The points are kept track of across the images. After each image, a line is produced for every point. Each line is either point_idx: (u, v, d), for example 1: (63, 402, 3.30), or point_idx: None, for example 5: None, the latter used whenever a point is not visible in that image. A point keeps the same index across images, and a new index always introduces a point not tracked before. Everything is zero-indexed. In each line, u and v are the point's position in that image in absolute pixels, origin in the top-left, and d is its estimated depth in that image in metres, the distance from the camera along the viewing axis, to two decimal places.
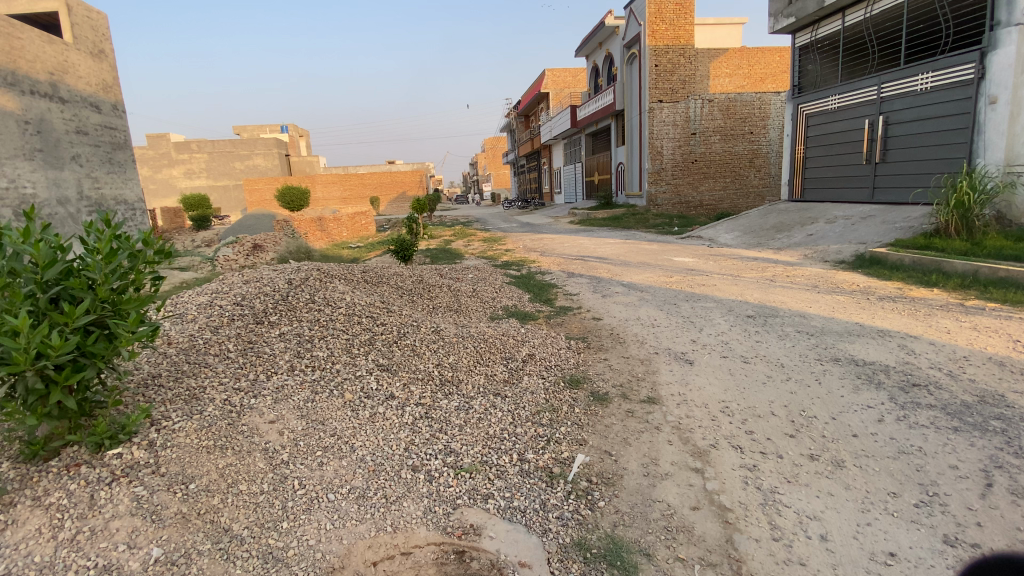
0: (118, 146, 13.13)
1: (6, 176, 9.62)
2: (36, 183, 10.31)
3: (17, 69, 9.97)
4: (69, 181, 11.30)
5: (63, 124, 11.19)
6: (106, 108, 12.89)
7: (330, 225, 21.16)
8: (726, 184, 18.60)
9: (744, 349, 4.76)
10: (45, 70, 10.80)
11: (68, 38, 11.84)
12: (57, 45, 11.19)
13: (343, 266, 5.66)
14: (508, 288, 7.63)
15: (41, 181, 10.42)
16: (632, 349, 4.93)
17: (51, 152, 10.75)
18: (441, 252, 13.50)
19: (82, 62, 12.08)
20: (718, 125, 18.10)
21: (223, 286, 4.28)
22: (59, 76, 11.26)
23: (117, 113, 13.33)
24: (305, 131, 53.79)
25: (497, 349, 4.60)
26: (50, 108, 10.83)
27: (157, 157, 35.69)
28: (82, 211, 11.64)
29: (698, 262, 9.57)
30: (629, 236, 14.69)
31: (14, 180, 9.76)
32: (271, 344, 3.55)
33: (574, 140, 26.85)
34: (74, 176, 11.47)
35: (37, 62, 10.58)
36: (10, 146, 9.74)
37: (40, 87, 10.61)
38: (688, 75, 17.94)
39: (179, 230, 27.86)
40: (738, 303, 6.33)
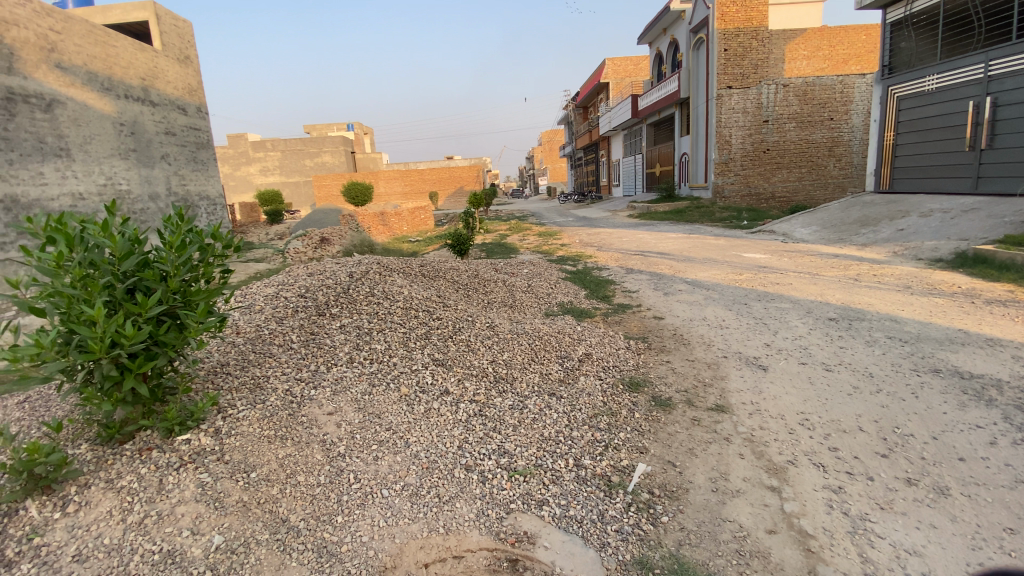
0: (201, 146, 14.11)
1: (106, 174, 10.56)
2: (131, 180, 11.27)
3: (111, 74, 10.90)
4: (159, 178, 12.27)
5: (153, 125, 12.16)
6: (192, 110, 13.88)
7: (390, 219, 21.78)
8: (802, 175, 17.37)
9: (824, 355, 4.35)
10: (136, 75, 11.75)
11: (158, 46, 12.82)
12: (148, 52, 12.13)
13: (401, 260, 5.74)
14: (565, 284, 7.47)
15: (135, 179, 11.37)
16: (697, 352, 4.65)
17: (142, 151, 11.71)
18: (496, 246, 13.51)
19: (170, 68, 13.05)
20: (794, 112, 16.95)
21: (289, 278, 4.42)
22: (150, 81, 12.22)
23: (200, 115, 14.32)
24: (369, 129, 55.79)
25: (553, 348, 4.46)
26: (142, 111, 11.80)
27: (237, 156, 38.25)
28: (170, 206, 12.61)
29: (769, 259, 8.95)
30: (692, 230, 14.03)
31: (112, 178, 10.70)
32: (332, 336, 3.60)
33: (635, 131, 26.05)
34: (164, 174, 12.45)
35: (130, 68, 11.52)
36: (108, 146, 10.69)
37: (133, 91, 11.56)
38: (761, 59, 16.85)
39: (255, 224, 29.74)
40: (815, 304, 5.84)
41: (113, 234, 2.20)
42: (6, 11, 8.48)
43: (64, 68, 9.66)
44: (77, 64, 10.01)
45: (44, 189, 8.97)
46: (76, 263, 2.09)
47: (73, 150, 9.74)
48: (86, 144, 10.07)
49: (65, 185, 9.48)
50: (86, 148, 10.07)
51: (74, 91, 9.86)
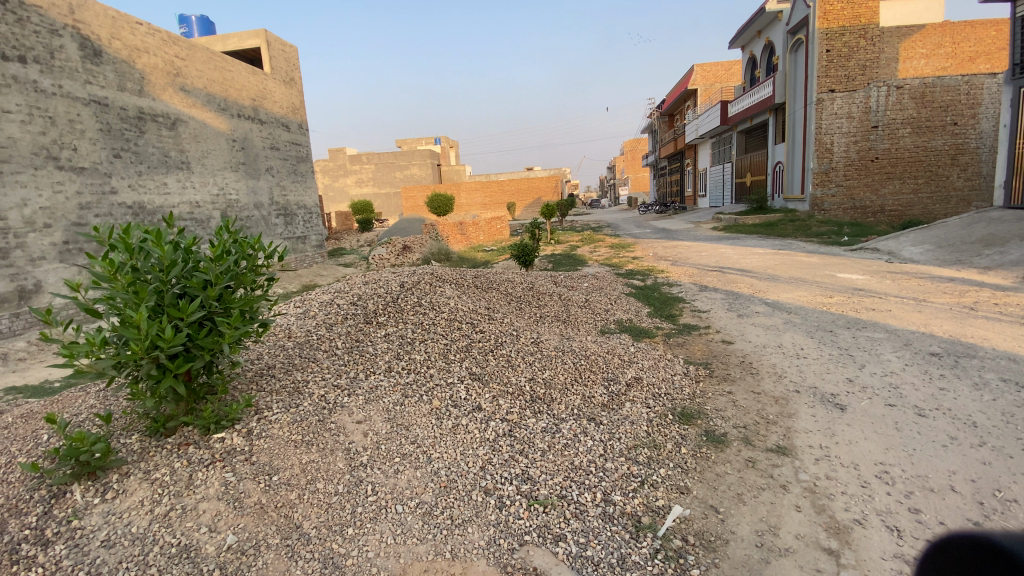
0: (301, 159, 15.36)
1: (219, 185, 11.78)
2: (240, 190, 12.48)
3: (227, 96, 12.17)
4: (263, 189, 13.47)
5: (261, 141, 13.43)
6: (294, 127, 15.19)
7: (468, 229, 22.34)
8: (918, 186, 15.44)
9: (918, 397, 3.75)
10: (248, 96, 13.05)
11: (268, 69, 14.20)
12: (258, 75, 13.45)
13: (456, 271, 5.80)
14: (628, 300, 7.17)
15: (243, 189, 12.58)
16: (764, 384, 4.20)
17: (250, 163, 12.93)
18: (566, 259, 13.34)
19: (277, 88, 14.39)
20: (909, 116, 15.17)
21: (346, 285, 4.59)
22: (260, 101, 13.54)
23: (302, 131, 15.62)
24: (455, 142, 58.00)
25: (600, 369, 4.25)
26: (252, 128, 13.07)
27: (336, 168, 41.34)
28: (272, 215, 13.82)
29: (866, 281, 7.99)
30: (781, 246, 12.94)
31: (224, 189, 11.91)
32: (374, 344, 3.68)
33: (724, 139, 24.68)
34: (268, 185, 13.67)
35: (244, 90, 12.82)
36: (222, 160, 11.91)
37: (245, 111, 12.84)
38: (870, 59, 15.28)
39: (347, 231, 31.90)
40: (915, 335, 5.10)
41: (163, 245, 2.40)
42: (139, 40, 9.77)
43: (186, 90, 10.95)
44: (198, 87, 11.30)
45: (166, 198, 10.23)
46: (128, 271, 2.30)
47: (192, 163, 10.97)
48: (203, 158, 11.30)
49: (184, 195, 10.71)
50: (202, 161, 11.28)
51: (194, 111, 11.12)
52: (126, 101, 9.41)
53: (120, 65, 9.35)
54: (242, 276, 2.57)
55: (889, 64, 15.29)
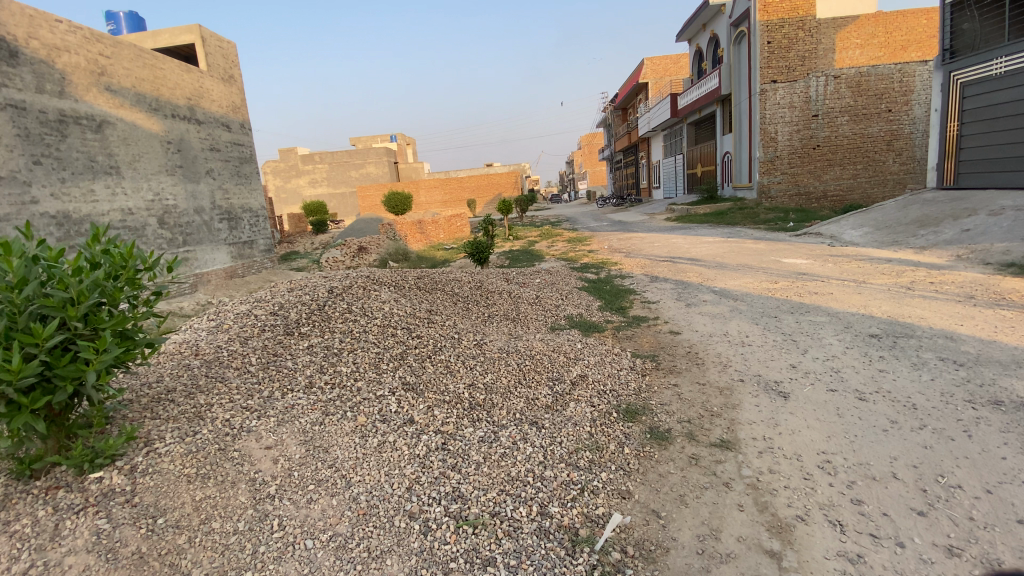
0: (244, 161, 14.54)
1: (153, 190, 10.88)
2: (177, 195, 11.58)
3: (159, 95, 11.32)
4: (205, 193, 12.63)
5: (199, 142, 12.59)
6: (236, 127, 14.37)
7: (427, 227, 21.86)
8: (857, 172, 16.09)
9: (858, 381, 3.75)
10: (183, 95, 12.21)
11: (203, 66, 13.35)
12: (194, 73, 12.63)
13: (396, 273, 5.50)
14: (579, 294, 7.04)
15: (181, 194, 11.68)
16: (710, 374, 4.12)
17: (189, 166, 12.11)
18: (523, 254, 13.18)
19: (215, 87, 13.55)
20: (846, 105, 15.78)
21: (268, 294, 4.22)
22: (196, 100, 12.71)
23: (244, 131, 14.80)
24: (411, 139, 56.98)
25: (545, 369, 4.07)
26: (189, 129, 12.23)
27: (287, 169, 39.83)
28: (215, 219, 12.96)
29: (810, 265, 8.16)
30: (731, 234, 13.18)
31: (159, 194, 11.01)
32: (294, 358, 3.37)
33: (675, 131, 25.09)
34: (209, 189, 12.80)
35: (178, 89, 11.98)
36: (156, 163, 11.02)
37: (180, 110, 12.00)
38: (809, 50, 15.73)
39: (301, 234, 30.76)
40: (855, 317, 5.17)
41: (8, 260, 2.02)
42: (59, 39, 8.95)
43: (113, 90, 10.06)
44: (126, 86, 10.41)
45: (95, 205, 9.40)
46: None
47: (122, 167, 10.10)
48: (135, 162, 10.44)
49: (115, 202, 9.86)
50: (134, 166, 10.42)
51: (123, 112, 10.23)
52: (45, 103, 8.64)
53: (39, 65, 8.60)
54: (115, 293, 2.24)
55: (827, 54, 15.71)
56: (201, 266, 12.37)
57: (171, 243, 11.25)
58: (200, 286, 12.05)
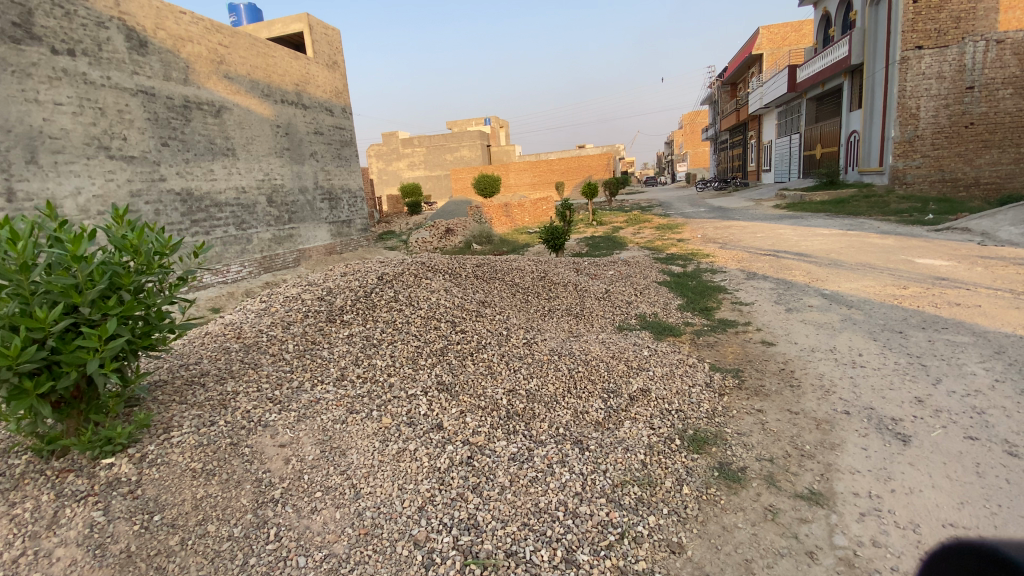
0: (345, 144, 15.19)
1: (264, 170, 11.67)
2: (285, 175, 12.38)
3: (270, 82, 12.04)
4: (309, 174, 13.35)
5: (304, 126, 13.30)
6: (337, 112, 14.99)
7: (514, 210, 21.69)
8: (1021, 156, 13.29)
9: (1010, 428, 2.86)
10: (292, 82, 12.92)
11: (309, 53, 14.06)
12: (301, 60, 13.30)
13: (455, 261, 5.29)
14: (657, 290, 6.38)
15: (287, 174, 12.46)
16: (805, 402, 3.39)
17: (295, 149, 12.83)
18: (605, 241, 12.50)
19: (319, 73, 14.19)
20: (1011, 75, 13.09)
21: (320, 277, 4.14)
22: (302, 86, 13.38)
23: (345, 115, 15.40)
24: (506, 122, 57.16)
25: (600, 378, 3.60)
26: (295, 114, 12.93)
27: (389, 152, 41.79)
28: (317, 199, 13.71)
29: (951, 267, 6.74)
30: (851, 225, 11.46)
31: (268, 174, 11.81)
32: (331, 347, 3.21)
33: (792, 107, 22.44)
34: (312, 170, 13.50)
35: (286, 76, 12.66)
36: (266, 146, 11.78)
37: (288, 96, 12.68)
38: (965, 9, 12.99)
39: (398, 215, 32.19)
40: (1008, 339, 4.07)
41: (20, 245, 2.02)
42: (183, 29, 9.63)
43: (230, 77, 10.79)
44: (241, 74, 11.13)
45: (214, 184, 10.12)
46: None
47: (237, 150, 10.85)
48: (248, 145, 11.19)
49: (231, 180, 10.59)
50: (247, 148, 11.17)
51: (239, 98, 10.98)
52: (172, 90, 9.31)
53: (166, 54, 9.25)
54: (125, 277, 2.21)
55: (988, 14, 12.93)
56: (306, 243, 13.16)
57: (278, 221, 12.02)
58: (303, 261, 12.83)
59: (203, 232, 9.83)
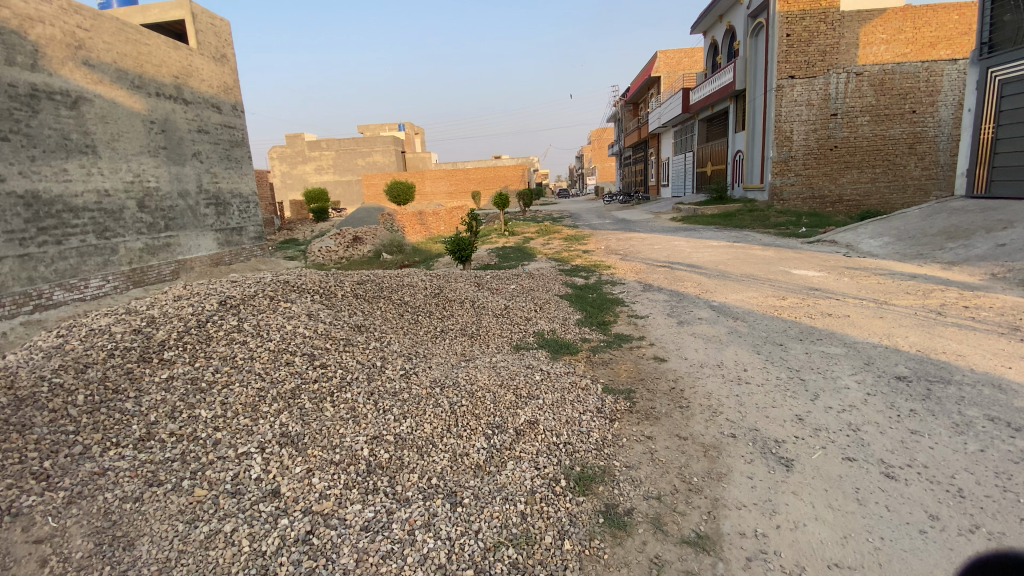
0: (235, 144, 13.51)
1: (133, 171, 9.87)
2: (160, 178, 10.57)
3: (143, 72, 10.34)
4: (190, 176, 11.62)
5: (186, 124, 11.59)
6: (227, 109, 13.30)
7: (428, 219, 20.97)
8: (876, 175, 15.03)
9: (885, 446, 2.89)
10: (170, 73, 11.23)
11: (193, 43, 12.36)
12: (182, 50, 11.65)
13: (332, 279, 4.69)
14: (558, 305, 6.19)
15: (164, 176, 10.67)
16: (693, 426, 3.26)
17: (174, 148, 11.08)
18: (514, 252, 12.30)
19: (205, 66, 12.56)
20: (868, 104, 14.69)
21: (146, 303, 3.38)
22: (183, 79, 11.70)
23: (236, 114, 13.75)
24: (419, 128, 55.99)
25: (485, 411, 3.18)
26: (175, 109, 11.22)
27: (294, 155, 39.20)
28: (201, 204, 11.94)
29: (823, 278, 7.25)
30: (738, 237, 12.26)
31: (140, 175, 10.01)
32: (138, 398, 2.56)
33: (687, 126, 23.98)
34: (195, 171, 11.76)
35: (163, 66, 10.99)
36: (137, 143, 10.03)
37: (165, 89, 10.99)
38: (831, 44, 14.54)
39: (302, 221, 30.06)
40: (875, 350, 4.30)
41: None
42: (32, 8, 8.00)
43: (92, 65, 9.09)
44: (107, 61, 9.45)
45: (67, 185, 8.41)
46: None
47: (99, 147, 9.10)
48: (113, 142, 9.42)
49: (90, 182, 8.83)
50: (113, 145, 9.42)
51: (102, 89, 9.24)
52: (15, 77, 7.72)
53: (9, 35, 7.67)
54: None
55: (850, 49, 14.50)
56: (186, 252, 11.32)
57: (151, 228, 10.22)
58: (182, 274, 11.06)
59: (55, 242, 8.09)
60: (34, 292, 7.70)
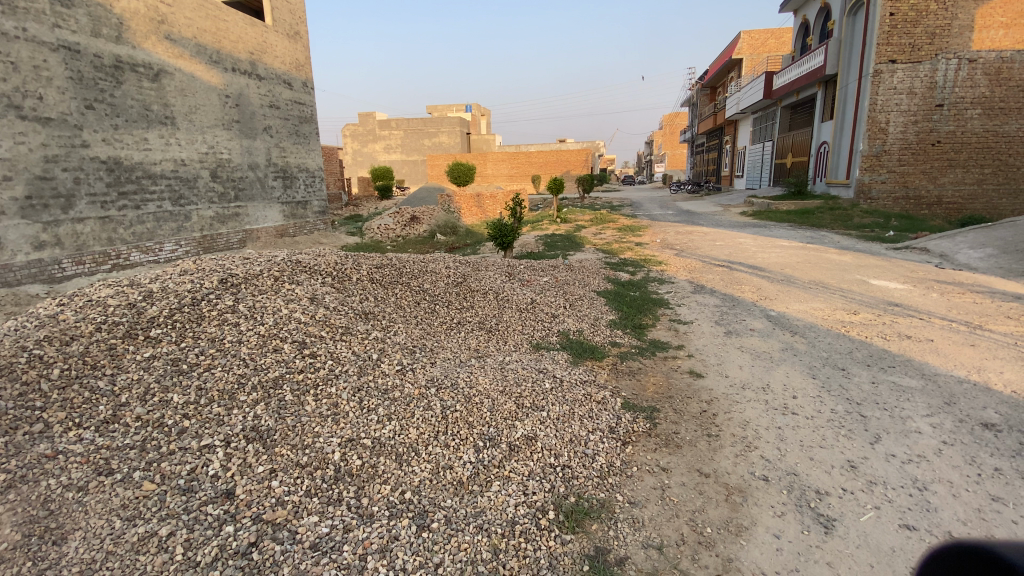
0: (305, 120, 13.78)
1: (208, 143, 10.28)
2: (232, 150, 10.97)
3: (220, 48, 10.66)
4: (260, 149, 11.98)
5: (258, 99, 11.89)
6: (298, 86, 13.53)
7: (485, 201, 20.66)
8: (984, 176, 13.15)
9: (957, 515, 2.31)
10: (246, 49, 11.52)
11: (268, 21, 12.60)
12: (257, 26, 11.91)
13: (353, 263, 4.54)
14: (594, 302, 5.76)
15: (235, 149, 11.06)
16: (720, 461, 2.80)
17: (246, 123, 11.44)
18: (563, 240, 11.86)
19: (279, 43, 12.79)
20: (981, 95, 12.83)
21: (152, 277, 3.39)
22: (258, 55, 11.98)
23: (307, 91, 13.97)
24: (486, 110, 55.80)
25: (480, 420, 2.88)
26: (248, 84, 11.53)
27: (365, 133, 40.20)
28: (269, 176, 12.32)
29: (905, 292, 6.34)
30: (812, 238, 11.13)
31: (213, 147, 10.41)
32: (114, 376, 2.51)
33: (767, 114, 22.16)
34: (265, 145, 12.12)
35: (239, 42, 11.28)
36: (212, 116, 10.40)
37: (240, 65, 11.29)
38: (942, 25, 12.73)
39: (367, 198, 30.85)
40: (959, 386, 3.59)
41: None
42: None
43: (173, 40, 9.44)
44: (186, 37, 9.78)
45: (147, 154, 8.84)
46: None
47: (177, 118, 9.51)
48: (190, 114, 9.81)
49: (168, 151, 9.28)
50: (190, 118, 9.81)
51: (181, 62, 9.59)
52: (101, 48, 8.03)
53: (95, 8, 7.97)
54: None
55: (963, 32, 12.69)
56: (253, 222, 11.78)
57: (222, 198, 10.67)
58: (248, 243, 11.50)
59: (133, 207, 8.53)
60: (114, 252, 8.17)
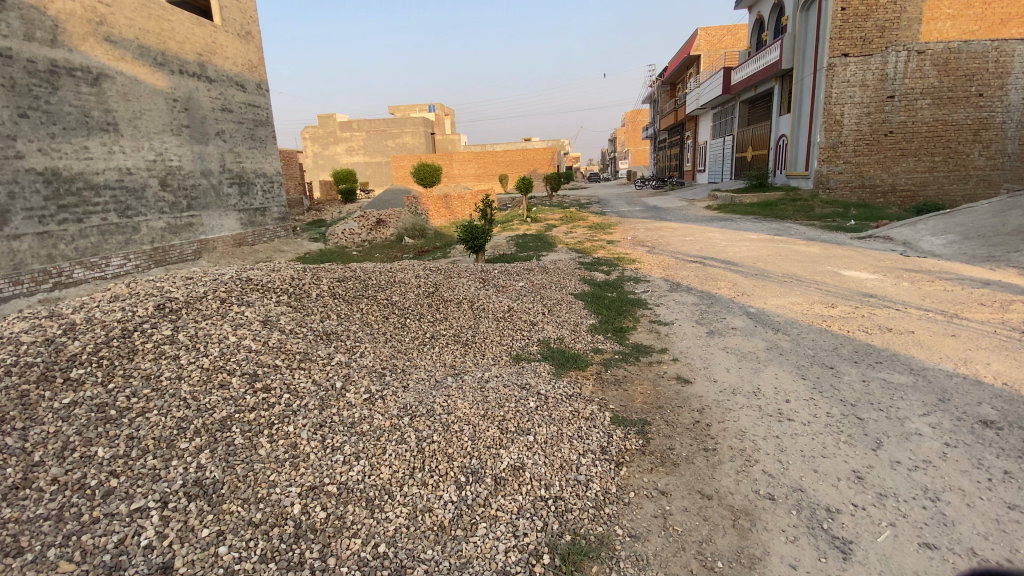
0: (260, 124, 13.07)
1: (155, 149, 9.56)
2: (183, 157, 10.27)
3: (165, 49, 9.95)
4: (214, 155, 11.27)
5: (209, 102, 11.20)
6: (251, 87, 12.83)
7: (453, 201, 20.24)
8: (934, 164, 13.63)
9: (975, 529, 2.18)
10: (194, 50, 10.82)
11: (217, 20, 11.86)
12: (206, 26, 11.21)
13: (311, 278, 4.16)
14: (572, 306, 5.54)
15: (187, 155, 10.36)
16: (722, 480, 2.61)
17: (197, 127, 10.75)
18: (534, 240, 11.63)
19: (229, 43, 12.07)
20: (929, 86, 13.21)
21: (75, 308, 2.97)
22: (207, 56, 11.27)
23: (262, 93, 13.27)
24: (451, 109, 55.14)
25: (461, 451, 2.60)
26: (198, 87, 10.83)
27: (326, 135, 39.07)
28: (224, 183, 11.61)
29: (878, 282, 6.36)
30: (779, 230, 11.26)
31: (162, 153, 9.70)
32: (25, 432, 2.11)
33: (727, 108, 22.52)
34: (218, 151, 11.44)
35: (186, 43, 10.57)
36: (158, 122, 9.67)
37: (189, 67, 10.59)
38: (890, 19, 13.11)
39: (330, 202, 29.91)
40: (950, 381, 3.51)
41: None
42: None
43: (113, 41, 8.72)
44: (128, 37, 9.07)
45: (88, 163, 8.12)
46: None
47: (121, 125, 8.79)
48: (135, 119, 9.10)
49: (112, 160, 8.55)
50: (135, 123, 9.09)
51: (124, 65, 8.89)
52: (35, 52, 7.41)
53: (26, 9, 7.33)
54: None
55: (911, 25, 13.09)
56: (209, 232, 11.06)
57: (174, 208, 9.94)
58: (204, 254, 10.80)
59: (75, 220, 7.84)
60: (55, 269, 7.50)
